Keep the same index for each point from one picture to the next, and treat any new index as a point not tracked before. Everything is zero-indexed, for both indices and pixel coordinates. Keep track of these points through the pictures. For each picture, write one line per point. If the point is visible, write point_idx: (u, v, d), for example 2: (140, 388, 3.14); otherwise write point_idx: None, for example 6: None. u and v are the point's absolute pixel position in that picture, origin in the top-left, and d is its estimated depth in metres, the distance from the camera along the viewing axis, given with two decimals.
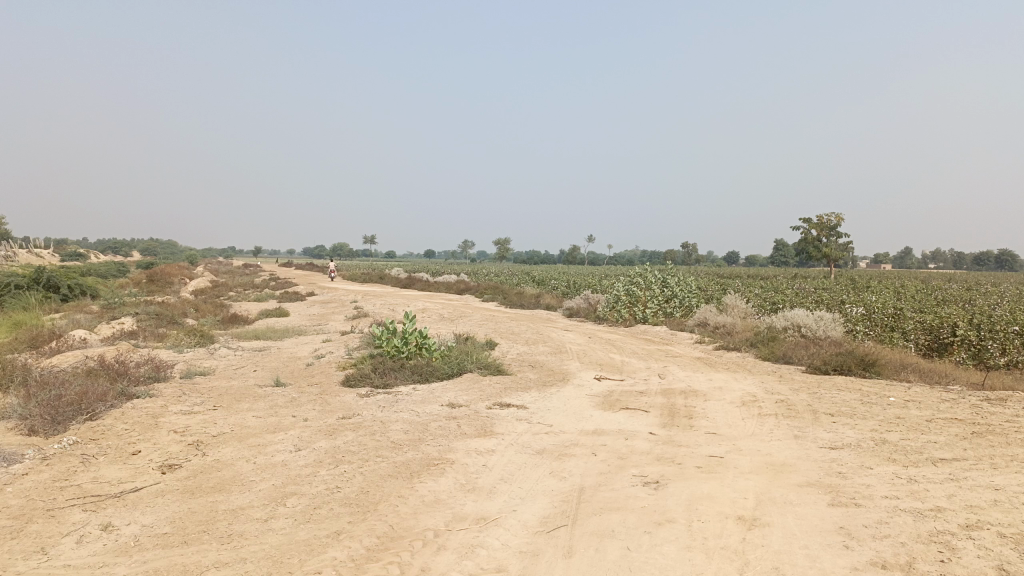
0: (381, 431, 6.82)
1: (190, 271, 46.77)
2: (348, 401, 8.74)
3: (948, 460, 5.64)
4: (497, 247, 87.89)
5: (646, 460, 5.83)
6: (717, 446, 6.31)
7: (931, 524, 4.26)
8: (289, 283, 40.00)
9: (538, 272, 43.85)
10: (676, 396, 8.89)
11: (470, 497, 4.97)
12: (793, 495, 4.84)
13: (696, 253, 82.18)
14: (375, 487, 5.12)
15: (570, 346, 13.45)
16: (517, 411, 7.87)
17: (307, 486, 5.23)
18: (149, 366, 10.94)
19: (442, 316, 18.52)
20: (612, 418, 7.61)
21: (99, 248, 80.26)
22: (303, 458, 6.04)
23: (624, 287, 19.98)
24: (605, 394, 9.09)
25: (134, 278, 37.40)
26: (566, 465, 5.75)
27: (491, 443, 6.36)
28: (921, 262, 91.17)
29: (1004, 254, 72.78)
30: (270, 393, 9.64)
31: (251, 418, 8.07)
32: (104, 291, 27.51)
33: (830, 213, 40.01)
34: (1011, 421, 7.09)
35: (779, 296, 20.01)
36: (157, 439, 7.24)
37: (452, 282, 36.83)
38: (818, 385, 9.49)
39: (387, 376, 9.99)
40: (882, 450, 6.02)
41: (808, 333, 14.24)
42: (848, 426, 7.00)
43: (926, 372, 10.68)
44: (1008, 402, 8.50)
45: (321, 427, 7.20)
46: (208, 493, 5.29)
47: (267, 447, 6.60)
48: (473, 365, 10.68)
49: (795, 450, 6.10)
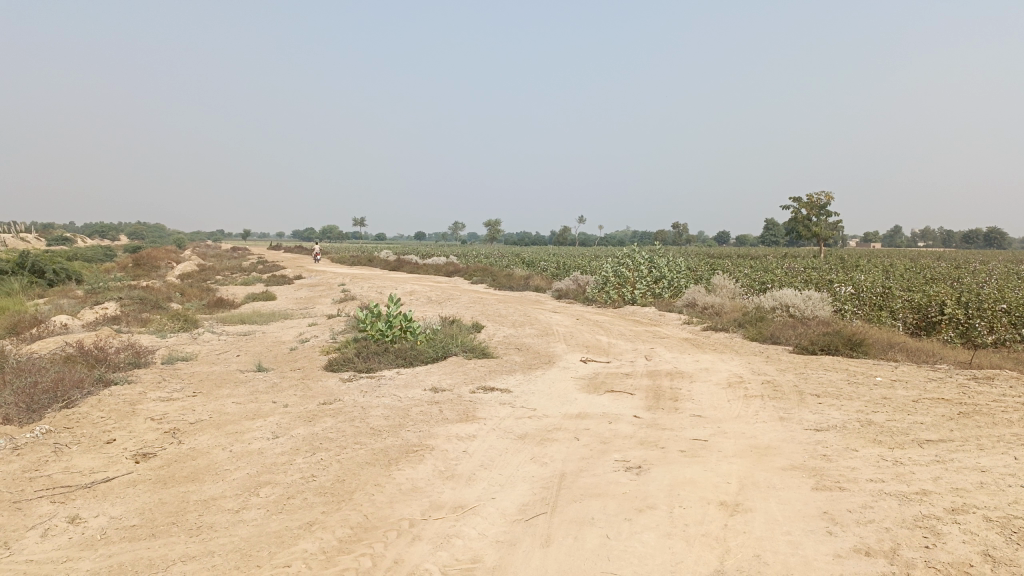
0: (361, 417, 6.70)
1: (178, 254, 46.39)
2: (330, 386, 8.61)
3: (934, 442, 5.58)
4: (488, 229, 87.71)
5: (629, 444, 5.74)
6: (701, 428, 6.23)
7: (917, 508, 4.18)
8: (277, 266, 39.74)
9: (528, 254, 43.87)
10: (662, 378, 8.80)
11: (448, 484, 4.86)
12: (776, 479, 4.76)
13: (686, 234, 82.27)
14: (351, 475, 5.01)
15: (557, 328, 13.35)
16: (500, 395, 7.76)
17: (282, 474, 5.12)
18: (129, 351, 10.77)
19: (430, 299, 18.39)
20: (596, 401, 7.52)
21: (86, 232, 79.52)
22: (280, 445, 5.92)
23: (613, 268, 19.87)
24: (590, 376, 9.00)
25: (121, 263, 37.09)
26: (548, 450, 5.66)
27: (472, 429, 6.25)
28: (910, 240, 91.46)
29: (992, 231, 73.08)
30: (252, 379, 9.51)
31: (230, 405, 7.94)
32: (90, 275, 27.23)
33: (820, 192, 40.01)
34: (998, 400, 7.04)
35: (768, 276, 19.93)
36: (134, 427, 7.11)
37: (441, 264, 36.66)
38: (805, 366, 9.42)
39: (370, 360, 9.86)
40: (868, 431, 5.95)
41: (796, 313, 14.19)
42: (834, 407, 6.93)
43: (913, 352, 10.63)
44: (995, 382, 8.46)
45: (300, 414, 7.08)
46: (181, 483, 5.17)
47: (244, 434, 6.48)
48: (458, 348, 10.56)
49: (780, 433, 6.02)
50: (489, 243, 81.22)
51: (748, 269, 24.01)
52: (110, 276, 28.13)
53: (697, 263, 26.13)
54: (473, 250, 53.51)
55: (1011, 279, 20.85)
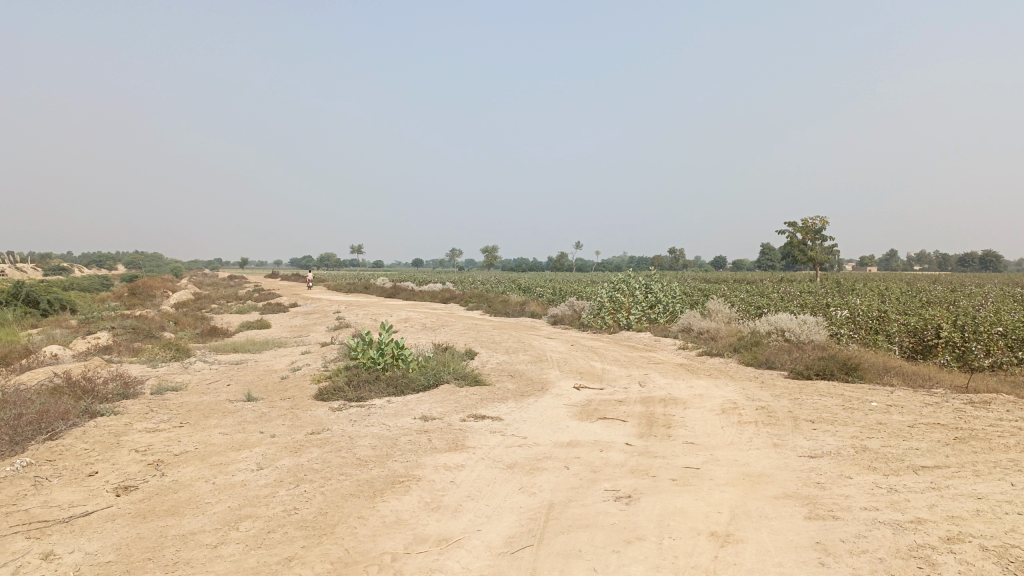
0: (348, 447, 6.58)
1: (174, 283, 46.27)
2: (319, 415, 8.50)
3: (930, 468, 5.48)
4: (485, 255, 87.80)
5: (619, 473, 5.63)
6: (693, 456, 6.12)
7: (911, 537, 4.08)
8: (273, 294, 39.64)
9: (525, 279, 43.87)
10: (655, 404, 8.69)
11: (433, 516, 4.75)
12: (769, 508, 4.66)
13: (682, 258, 82.44)
14: (335, 507, 4.89)
15: (551, 354, 13.24)
16: (491, 423, 7.65)
17: (264, 507, 5.01)
18: (118, 382, 10.66)
19: (425, 325, 18.30)
20: (588, 428, 7.41)
21: (83, 261, 79.62)
22: (264, 477, 5.81)
23: (608, 293, 19.81)
24: (583, 403, 8.88)
25: (116, 292, 36.96)
26: (537, 479, 5.55)
27: (460, 458, 6.14)
28: (907, 264, 91.60)
29: (988, 253, 73.24)
30: (240, 409, 9.38)
31: (216, 436, 7.82)
32: (84, 305, 27.12)
33: (816, 216, 40.14)
34: (994, 424, 6.95)
35: (763, 300, 19.86)
36: (117, 459, 6.99)
37: (438, 291, 36.59)
38: (800, 391, 9.32)
39: (361, 388, 9.75)
40: (863, 458, 5.85)
41: (792, 337, 14.11)
42: (829, 433, 6.82)
43: (909, 376, 10.55)
44: (992, 406, 8.37)
45: (287, 444, 6.96)
46: (161, 517, 5.05)
47: (229, 466, 6.36)
48: (450, 375, 10.45)
49: (773, 460, 5.92)
50: (486, 269, 81.36)
51: (743, 293, 23.96)
52: (106, 307, 28.03)
53: (693, 288, 26.08)
54: (469, 277, 53.45)
55: (1007, 302, 20.82)
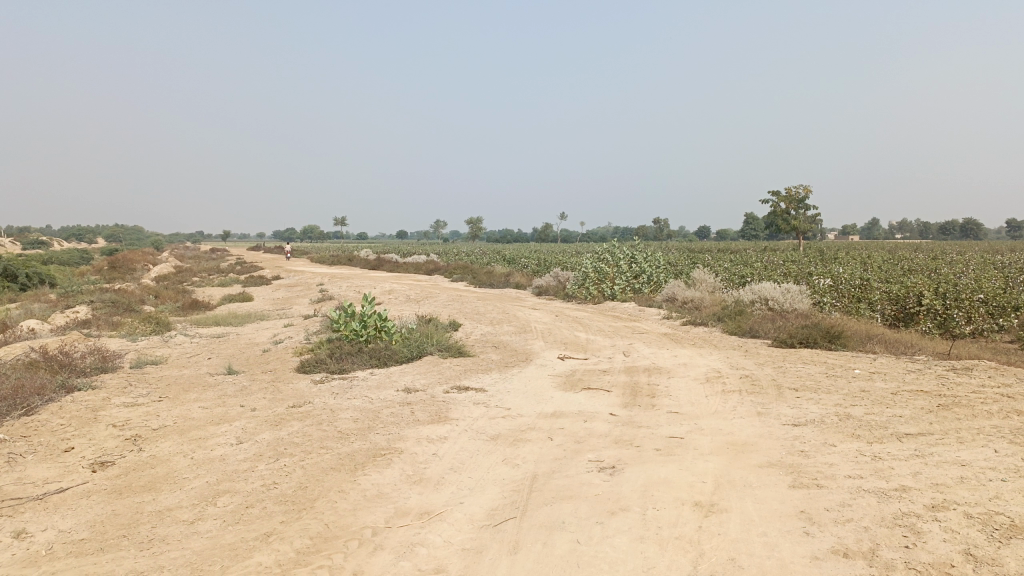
0: (329, 420, 6.49)
1: (154, 256, 45.74)
2: (301, 388, 8.40)
3: (914, 435, 5.48)
4: (469, 226, 87.32)
5: (603, 444, 5.58)
6: (677, 426, 6.08)
7: (896, 506, 4.07)
8: (256, 267, 39.23)
9: (508, 251, 43.66)
10: (639, 374, 8.67)
11: (415, 489, 4.68)
12: (754, 477, 4.62)
13: (666, 228, 82.54)
14: (314, 481, 4.81)
15: (535, 325, 13.17)
16: (474, 395, 7.58)
17: (242, 483, 4.92)
18: (95, 356, 10.49)
19: (409, 297, 18.17)
20: (572, 399, 7.36)
21: (63, 236, 78.57)
22: (243, 451, 5.72)
23: (592, 263, 19.73)
24: (567, 374, 8.83)
25: (96, 265, 36.40)
26: (520, 450, 5.49)
27: (443, 430, 6.07)
28: (888, 233, 92.27)
29: (969, 221, 73.78)
30: (220, 382, 9.26)
31: (196, 410, 7.72)
32: (64, 279, 26.76)
33: (799, 185, 40.23)
34: (977, 391, 6.97)
35: (747, 270, 19.84)
36: (94, 434, 6.86)
37: (423, 262, 36.40)
38: (784, 359, 9.31)
39: (343, 361, 9.65)
40: (847, 426, 5.83)
41: (775, 306, 14.12)
42: (813, 401, 6.81)
43: (892, 344, 10.59)
44: (974, 373, 8.40)
45: (268, 418, 6.87)
46: (137, 493, 4.95)
47: (207, 440, 6.27)
48: (433, 347, 10.36)
49: (757, 429, 5.89)
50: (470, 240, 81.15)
51: (727, 262, 23.96)
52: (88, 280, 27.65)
53: (677, 258, 26.07)
54: (454, 248, 53.27)
55: (986, 269, 21.03)
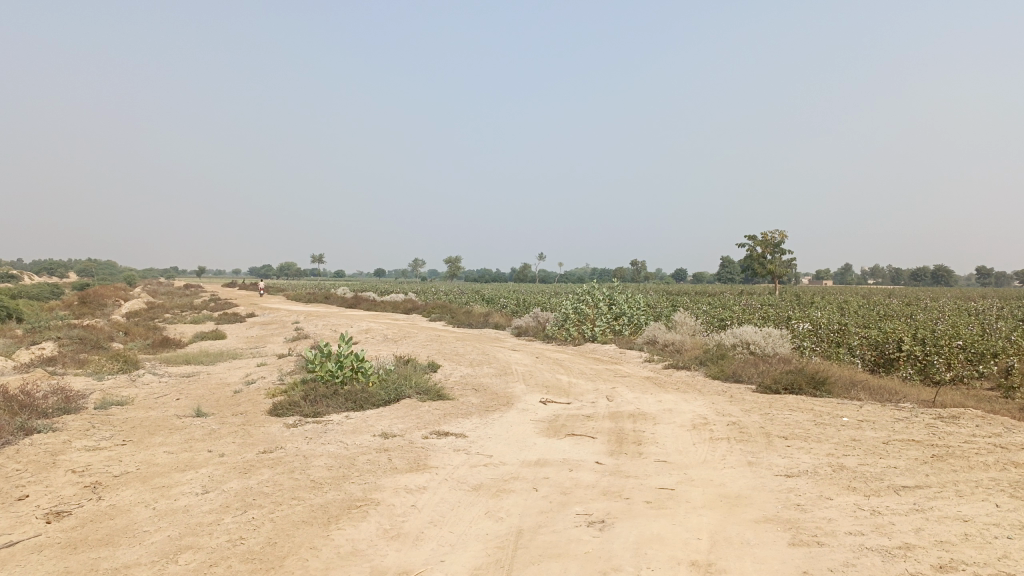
0: (302, 467, 6.18)
1: (126, 292, 44.94)
2: (273, 432, 8.06)
3: (911, 488, 5.29)
4: (447, 265, 87.10)
5: (591, 495, 5.33)
6: (667, 476, 5.84)
7: (903, 566, 3.85)
8: (231, 304, 38.66)
9: (486, 291, 43.50)
10: (624, 419, 8.43)
11: (393, 546, 4.39)
12: (751, 534, 4.39)
13: (644, 270, 83.06)
14: (285, 536, 4.50)
15: (515, 367, 12.92)
16: (454, 441, 7.30)
17: (207, 537, 4.60)
18: (58, 397, 10.07)
19: (386, 337, 17.84)
20: (556, 446, 7.11)
21: (33, 270, 77.25)
22: (209, 502, 5.40)
23: (572, 305, 19.57)
24: (550, 419, 8.57)
25: (65, 300, 35.67)
26: (504, 502, 5.22)
27: (422, 479, 5.79)
28: (861, 278, 93.59)
29: (939, 268, 74.91)
30: (188, 425, 8.88)
31: (161, 455, 7.35)
32: (31, 313, 26.12)
33: (774, 230, 40.63)
34: (969, 441, 6.82)
35: (726, 313, 19.78)
36: (52, 480, 6.48)
37: (400, 301, 36.08)
38: (769, 406, 9.14)
39: (318, 403, 9.32)
40: (841, 477, 5.64)
41: (757, 350, 14.01)
42: (803, 450, 6.62)
43: (876, 390, 10.48)
44: (961, 421, 8.27)
45: (237, 464, 6.54)
46: (92, 549, 4.60)
47: (172, 489, 5.93)
48: (411, 389, 10.06)
49: (749, 480, 5.68)
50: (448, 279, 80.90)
51: (706, 305, 23.93)
52: (56, 316, 26.94)
53: (656, 300, 26.03)
54: (431, 288, 52.95)
55: (960, 315, 21.18)
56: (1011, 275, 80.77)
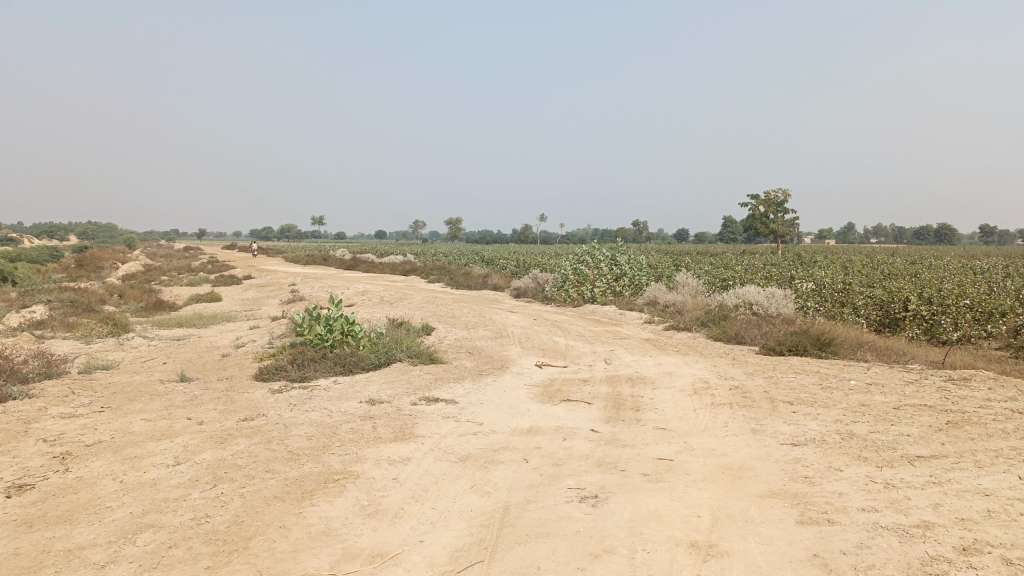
0: (281, 437, 5.85)
1: (125, 254, 44.60)
2: (256, 398, 7.74)
3: (927, 458, 4.95)
4: (448, 227, 86.33)
5: (585, 467, 4.99)
6: (665, 445, 5.51)
7: (922, 548, 3.52)
8: (228, 266, 38.23)
9: (486, 253, 43.06)
10: (622, 384, 8.09)
11: (369, 524, 4.06)
12: (756, 511, 4.06)
13: (645, 231, 82.47)
14: (254, 515, 4.17)
15: (512, 329, 12.58)
16: (444, 407, 6.97)
17: (170, 516, 4.27)
18: (40, 362, 9.75)
19: (381, 299, 17.48)
20: (550, 413, 6.77)
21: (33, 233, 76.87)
22: (180, 475, 5.08)
23: (572, 265, 19.17)
24: (545, 383, 8.24)
25: (63, 262, 35.37)
26: (491, 475, 4.89)
27: (407, 450, 5.46)
28: (864, 237, 92.99)
29: (944, 227, 74.33)
30: (171, 391, 8.57)
31: (139, 423, 7.04)
32: (25, 275, 25.81)
33: (778, 189, 40.01)
34: (985, 406, 6.48)
35: (729, 273, 19.37)
36: (20, 450, 6.17)
37: (399, 263, 35.69)
38: (774, 369, 8.80)
39: (306, 368, 8.99)
40: (851, 446, 5.30)
41: (760, 311, 13.65)
42: (810, 416, 6.27)
43: (883, 351, 10.14)
44: (974, 384, 7.95)
45: (214, 433, 6.22)
46: (48, 527, 4.28)
47: (144, 460, 5.61)
48: (403, 353, 9.72)
49: (753, 449, 5.34)
50: (448, 241, 80.34)
51: (708, 266, 23.54)
52: (49, 278, 26.61)
53: (659, 260, 25.59)
54: (431, 250, 52.51)
55: (967, 274, 20.75)
56: (1014, 234, 80.15)
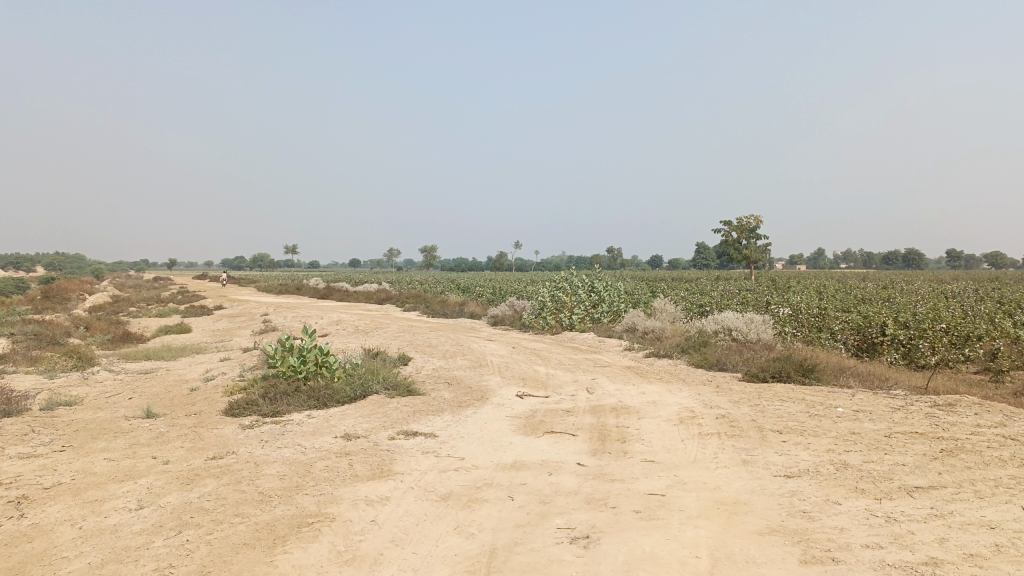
0: (252, 477, 5.55)
1: (92, 285, 43.67)
2: (226, 435, 7.41)
3: (926, 489, 4.79)
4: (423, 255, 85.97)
5: (573, 504, 4.76)
6: (655, 479, 5.30)
7: None
8: (199, 296, 37.57)
9: (461, 280, 42.81)
10: (606, 414, 7.88)
11: (347, 572, 3.79)
12: (756, 550, 3.85)
13: (619, 258, 82.85)
14: (222, 564, 3.88)
15: (491, 358, 12.35)
16: (424, 442, 6.71)
17: (132, 566, 3.97)
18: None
19: (356, 328, 17.14)
20: (534, 446, 6.54)
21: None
22: (144, 520, 4.77)
23: (550, 292, 19.01)
24: (527, 414, 8.01)
25: (28, 294, 34.51)
26: (475, 514, 4.64)
27: (385, 488, 5.19)
28: (833, 261, 94.26)
29: (911, 252, 75.58)
30: (136, 428, 8.20)
31: (101, 463, 6.68)
32: None
33: (750, 215, 40.36)
34: (976, 433, 6.36)
35: (705, 298, 19.33)
36: None
37: (373, 291, 35.31)
38: (759, 396, 8.65)
39: (278, 402, 8.67)
40: (847, 477, 5.13)
41: (739, 337, 13.55)
42: (801, 446, 6.10)
43: (866, 377, 10.05)
44: (960, 409, 7.85)
45: (181, 473, 5.90)
46: None
47: (106, 504, 5.29)
48: (379, 385, 9.43)
49: (746, 483, 5.14)
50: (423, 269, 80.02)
51: (684, 292, 23.52)
52: (12, 310, 25.88)
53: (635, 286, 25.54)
54: (406, 277, 52.07)
55: (938, 298, 20.93)
56: (980, 257, 81.72)
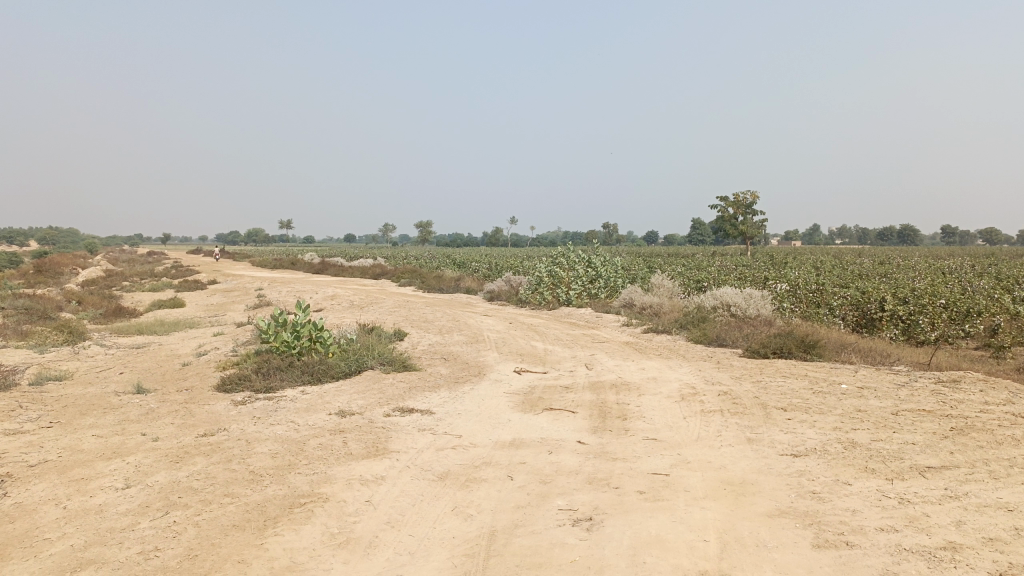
0: (243, 455, 5.38)
1: (85, 260, 43.29)
2: (218, 411, 7.24)
3: (938, 469, 4.65)
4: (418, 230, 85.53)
5: (575, 484, 4.61)
6: (659, 458, 5.15)
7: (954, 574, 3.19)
8: (193, 271, 37.25)
9: (456, 256, 42.57)
10: (606, 390, 7.73)
11: (340, 556, 3.64)
12: (767, 534, 3.70)
13: (614, 234, 82.56)
14: (211, 548, 3.72)
15: (487, 334, 12.17)
16: (420, 419, 6.54)
17: (116, 549, 3.80)
18: None
19: (352, 303, 16.95)
20: (533, 423, 6.38)
21: None
22: (130, 500, 4.60)
23: (546, 267, 18.79)
24: (525, 391, 7.84)
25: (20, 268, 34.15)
26: (474, 495, 4.49)
27: (380, 468, 5.02)
28: (829, 237, 94.09)
29: (907, 229, 75.42)
30: (126, 404, 8.02)
31: (89, 439, 6.51)
32: None
33: (747, 190, 40.08)
34: (984, 411, 6.22)
35: (703, 274, 19.15)
36: None
37: (368, 266, 35.04)
38: (760, 372, 8.50)
39: (271, 377, 8.50)
40: (857, 457, 4.98)
41: (738, 312, 13.39)
42: (807, 424, 5.95)
43: (868, 353, 9.91)
44: (965, 386, 7.71)
45: (171, 451, 5.73)
46: None
47: (92, 482, 5.12)
48: (374, 360, 9.26)
49: (753, 462, 5.00)
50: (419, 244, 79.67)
51: (681, 267, 23.33)
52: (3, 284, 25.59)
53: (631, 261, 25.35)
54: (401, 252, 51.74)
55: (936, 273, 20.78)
56: (976, 234, 81.64)
